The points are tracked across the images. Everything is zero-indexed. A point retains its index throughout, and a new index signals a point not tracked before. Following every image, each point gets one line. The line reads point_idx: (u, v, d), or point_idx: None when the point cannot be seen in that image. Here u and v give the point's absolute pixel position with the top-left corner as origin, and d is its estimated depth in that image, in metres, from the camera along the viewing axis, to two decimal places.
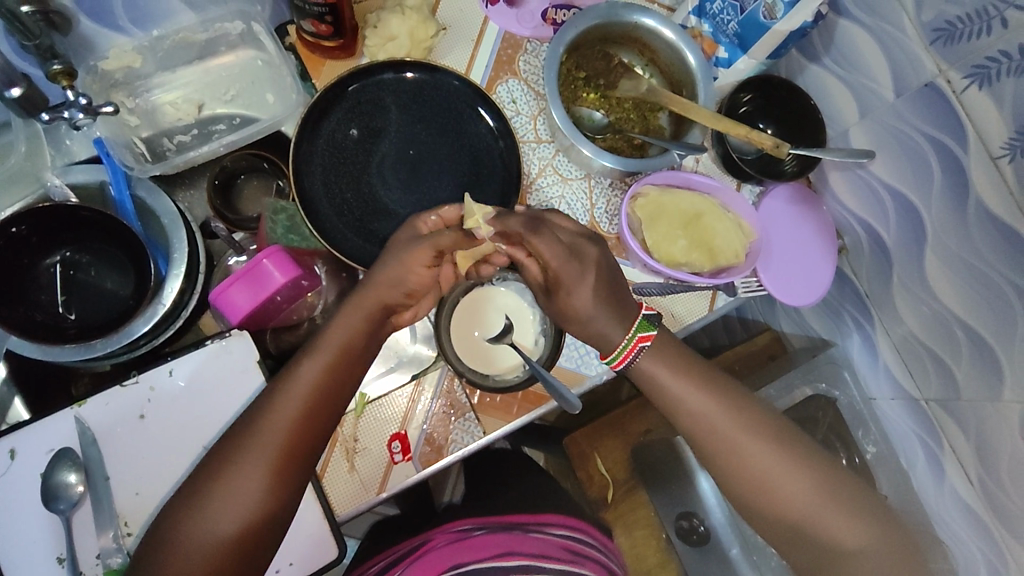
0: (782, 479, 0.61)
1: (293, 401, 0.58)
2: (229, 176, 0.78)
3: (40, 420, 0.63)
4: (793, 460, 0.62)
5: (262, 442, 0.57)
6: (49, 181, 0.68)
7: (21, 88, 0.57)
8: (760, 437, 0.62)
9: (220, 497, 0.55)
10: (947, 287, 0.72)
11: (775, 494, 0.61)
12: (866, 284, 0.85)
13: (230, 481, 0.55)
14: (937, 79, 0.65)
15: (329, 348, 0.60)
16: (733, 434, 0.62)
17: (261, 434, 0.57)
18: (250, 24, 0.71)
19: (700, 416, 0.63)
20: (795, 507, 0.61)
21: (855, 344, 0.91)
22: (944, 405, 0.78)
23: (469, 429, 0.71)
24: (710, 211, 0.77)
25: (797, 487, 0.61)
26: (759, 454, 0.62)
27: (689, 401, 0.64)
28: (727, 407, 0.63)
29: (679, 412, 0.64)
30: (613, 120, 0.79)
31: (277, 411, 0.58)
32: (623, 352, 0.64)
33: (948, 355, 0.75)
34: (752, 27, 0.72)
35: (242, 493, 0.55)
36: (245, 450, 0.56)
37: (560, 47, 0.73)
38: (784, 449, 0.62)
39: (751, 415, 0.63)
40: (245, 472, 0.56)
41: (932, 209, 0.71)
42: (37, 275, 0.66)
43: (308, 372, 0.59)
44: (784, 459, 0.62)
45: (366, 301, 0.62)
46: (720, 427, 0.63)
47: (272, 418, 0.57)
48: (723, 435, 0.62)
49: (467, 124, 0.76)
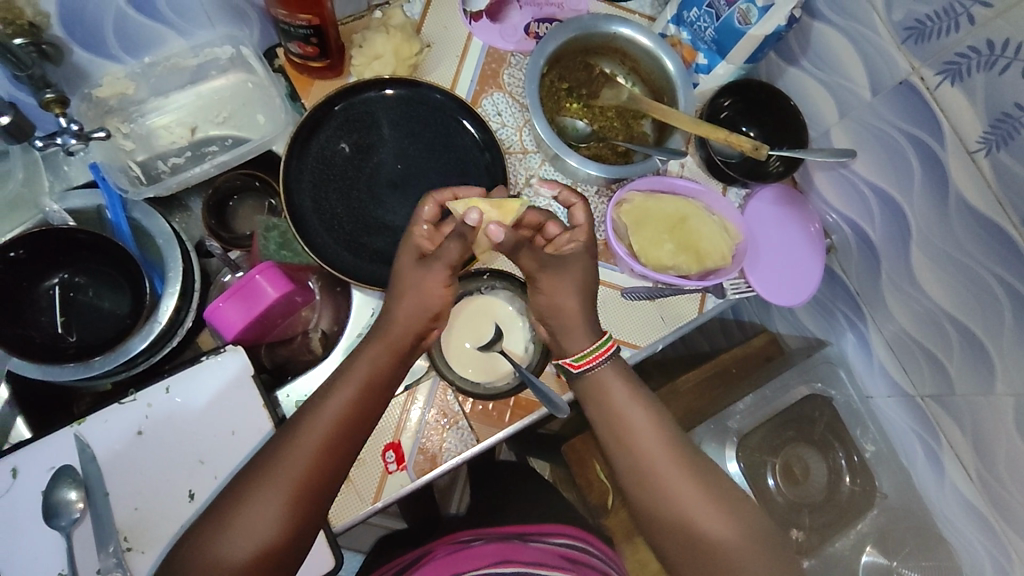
0: (703, 514, 0.63)
1: (315, 433, 0.60)
2: (222, 198, 0.79)
3: (40, 438, 0.65)
4: (715, 501, 0.63)
5: (283, 471, 0.58)
6: (47, 207, 0.70)
7: (10, 116, 0.59)
8: (686, 473, 0.65)
9: (238, 525, 0.56)
10: (935, 283, 0.72)
11: (693, 529, 0.62)
12: (855, 281, 0.84)
13: (250, 510, 0.56)
14: (911, 77, 0.66)
15: (353, 383, 0.63)
16: (663, 464, 0.65)
17: (284, 465, 0.58)
18: (239, 48, 0.73)
19: (634, 441, 0.66)
20: (704, 532, 0.62)
21: (849, 342, 0.90)
22: (939, 400, 0.77)
23: (462, 437, 0.72)
24: (695, 214, 0.78)
25: (718, 524, 0.62)
26: (684, 490, 0.64)
27: (626, 411, 0.67)
28: (660, 439, 0.66)
29: (613, 422, 0.67)
30: (596, 129, 0.80)
31: (305, 439, 0.59)
32: (591, 355, 0.68)
33: (939, 350, 0.75)
34: (728, 34, 0.74)
35: (261, 522, 0.56)
36: (267, 480, 0.57)
37: (541, 59, 0.74)
38: (708, 488, 0.64)
39: (679, 446, 0.66)
40: (266, 500, 0.57)
41: (914, 204, 0.71)
42: (36, 297, 0.68)
43: (333, 405, 0.61)
44: (707, 496, 0.64)
45: (390, 337, 0.66)
46: (652, 457, 0.65)
47: (294, 448, 0.59)
48: (653, 463, 0.65)
49: (452, 137, 0.78)
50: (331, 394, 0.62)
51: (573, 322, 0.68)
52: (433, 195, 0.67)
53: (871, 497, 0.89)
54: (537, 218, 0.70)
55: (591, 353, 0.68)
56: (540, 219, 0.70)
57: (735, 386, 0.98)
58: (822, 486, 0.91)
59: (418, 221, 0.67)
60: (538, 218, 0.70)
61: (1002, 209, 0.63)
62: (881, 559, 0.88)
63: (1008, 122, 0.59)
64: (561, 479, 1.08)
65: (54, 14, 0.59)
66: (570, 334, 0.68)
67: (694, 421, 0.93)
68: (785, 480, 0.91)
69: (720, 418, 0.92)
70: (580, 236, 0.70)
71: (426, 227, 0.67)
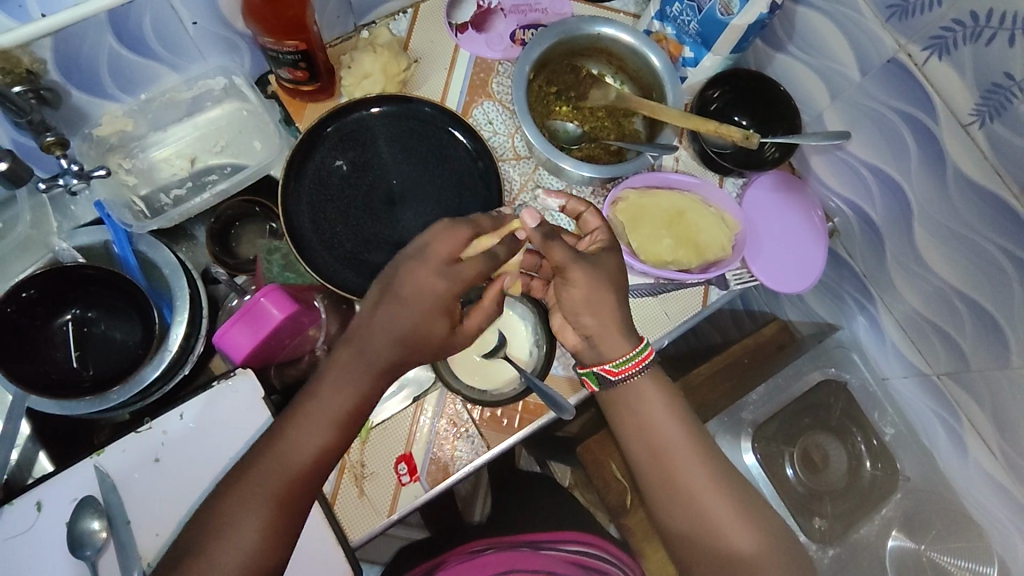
0: (727, 526, 0.63)
1: (295, 447, 0.59)
2: (226, 224, 0.81)
3: (62, 471, 0.67)
4: (743, 515, 0.63)
5: (273, 483, 0.58)
6: (58, 246, 0.73)
7: (7, 163, 0.60)
8: (716, 487, 0.64)
9: (230, 537, 0.56)
10: (939, 258, 0.72)
11: (714, 537, 0.62)
12: (862, 263, 0.83)
13: (233, 526, 0.56)
14: (899, 54, 0.65)
15: (333, 393, 0.60)
16: (688, 473, 0.64)
17: (264, 480, 0.58)
18: (232, 78, 0.76)
19: (659, 448, 0.65)
20: (727, 542, 0.62)
21: (860, 325, 0.89)
22: (956, 377, 0.76)
23: (473, 445, 0.73)
24: (692, 207, 0.78)
25: (739, 535, 0.62)
26: (713, 503, 0.63)
27: (651, 418, 0.66)
28: (686, 447, 0.65)
29: (635, 429, 0.67)
30: (588, 130, 0.80)
31: (297, 450, 0.59)
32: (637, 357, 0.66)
33: (951, 327, 0.74)
34: (712, 26, 0.73)
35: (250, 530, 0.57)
36: (250, 497, 0.57)
37: (526, 66, 0.75)
38: (733, 499, 0.64)
39: (705, 457, 0.65)
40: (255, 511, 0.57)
41: (913, 180, 0.70)
42: (51, 335, 0.70)
43: (313, 419, 0.59)
44: (729, 507, 0.63)
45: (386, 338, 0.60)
46: (682, 469, 0.64)
47: (274, 463, 0.58)
48: (678, 471, 0.64)
49: (444, 148, 0.79)
50: (310, 407, 0.60)
51: (597, 324, 0.66)
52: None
53: (894, 480, 0.88)
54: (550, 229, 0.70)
55: (631, 359, 0.66)
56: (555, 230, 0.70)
57: (748, 380, 0.95)
58: (843, 472, 0.89)
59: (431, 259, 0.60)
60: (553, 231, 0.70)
61: (1001, 180, 0.62)
62: (908, 543, 0.87)
63: (999, 92, 0.59)
64: (580, 481, 1.07)
65: (50, 60, 0.62)
66: (607, 334, 0.66)
67: (707, 416, 0.91)
68: (804, 468, 0.89)
69: (734, 411, 0.91)
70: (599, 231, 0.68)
71: None
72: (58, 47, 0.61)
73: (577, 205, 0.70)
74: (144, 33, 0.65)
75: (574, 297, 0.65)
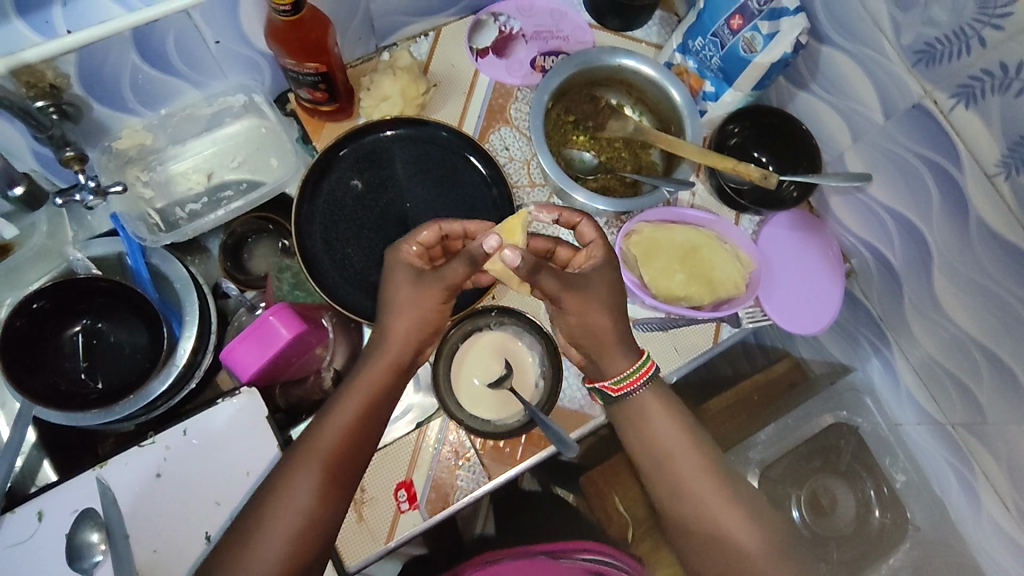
0: (721, 512, 0.62)
1: (309, 471, 0.59)
2: (239, 239, 0.82)
3: (64, 482, 0.67)
4: (746, 513, 0.63)
5: (290, 500, 0.58)
6: (72, 256, 0.74)
7: (22, 186, 0.64)
8: (726, 495, 0.63)
9: (252, 553, 0.56)
10: (959, 307, 0.70)
11: (708, 523, 0.62)
12: (878, 306, 0.81)
13: (255, 558, 0.56)
14: (924, 100, 0.64)
15: (342, 422, 0.61)
16: (685, 461, 0.64)
17: (278, 516, 0.58)
18: (251, 96, 0.76)
19: (657, 437, 0.65)
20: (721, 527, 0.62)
21: (874, 368, 0.86)
22: (971, 429, 0.74)
23: (474, 474, 0.72)
24: (706, 243, 0.77)
25: (732, 520, 0.62)
26: (716, 500, 0.63)
27: (652, 409, 0.66)
28: (686, 440, 0.65)
29: (635, 419, 0.66)
30: (604, 160, 0.80)
31: (307, 463, 0.60)
32: (634, 375, 0.65)
33: (968, 378, 0.72)
34: (733, 62, 0.73)
35: (270, 545, 0.57)
36: (271, 524, 0.57)
37: (545, 94, 0.75)
38: (728, 488, 0.64)
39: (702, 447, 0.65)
40: (273, 527, 0.57)
41: (935, 227, 0.69)
42: (61, 344, 0.70)
43: (322, 445, 0.60)
44: (724, 496, 0.63)
45: (387, 356, 0.64)
46: (685, 468, 0.64)
47: (289, 492, 0.59)
48: (676, 457, 0.64)
49: (459, 173, 0.79)
50: (322, 427, 0.61)
51: (593, 347, 0.64)
52: (434, 223, 0.67)
53: (903, 531, 0.85)
54: (545, 244, 0.70)
55: (631, 375, 0.64)
56: (550, 244, 0.70)
57: (758, 418, 0.94)
58: (851, 518, 0.88)
59: (410, 241, 0.67)
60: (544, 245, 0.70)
61: None
62: None
63: None
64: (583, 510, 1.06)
65: (73, 75, 0.62)
66: (604, 355, 0.64)
67: None
68: (810, 512, 0.88)
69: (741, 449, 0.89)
70: (595, 249, 0.66)
71: (416, 247, 0.67)
72: (82, 62, 0.61)
73: (571, 215, 0.68)
74: (167, 50, 0.66)
75: (570, 323, 0.64)
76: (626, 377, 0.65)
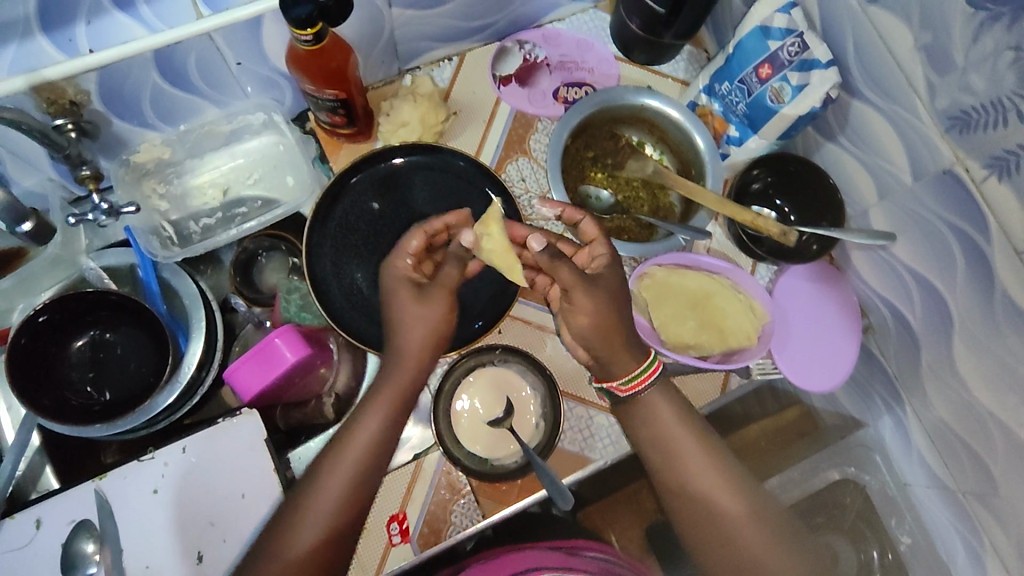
0: (722, 496, 0.62)
1: (347, 459, 0.58)
2: (250, 255, 0.81)
3: (63, 492, 0.68)
4: (746, 500, 0.62)
5: (331, 487, 0.57)
6: (85, 265, 0.75)
7: (31, 222, 0.65)
8: (730, 486, 0.62)
9: (291, 537, 0.55)
10: (977, 377, 0.67)
11: (708, 507, 0.61)
12: (894, 365, 0.79)
13: (288, 555, 0.54)
14: (955, 167, 0.62)
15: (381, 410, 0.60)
16: (686, 446, 0.64)
17: (317, 501, 0.56)
18: (271, 115, 0.76)
19: (659, 424, 0.65)
20: (723, 511, 0.61)
21: (886, 426, 0.83)
22: (982, 499, 0.71)
23: (469, 511, 0.72)
24: (720, 291, 0.76)
25: (731, 503, 0.61)
26: (716, 485, 0.62)
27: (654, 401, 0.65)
28: (687, 427, 0.65)
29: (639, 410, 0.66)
30: (620, 199, 0.78)
31: (346, 450, 0.59)
32: (640, 377, 0.64)
33: (983, 448, 0.69)
34: (760, 110, 0.72)
35: (309, 532, 0.55)
36: (299, 529, 0.55)
37: (565, 132, 0.73)
38: (730, 474, 0.63)
39: (705, 435, 0.65)
40: (313, 512, 0.56)
41: (957, 294, 0.66)
42: (68, 356, 0.71)
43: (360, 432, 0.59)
44: (725, 481, 0.62)
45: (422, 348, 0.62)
46: (687, 456, 0.63)
47: (328, 479, 0.57)
48: (678, 442, 0.64)
49: (474, 204, 0.78)
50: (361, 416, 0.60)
51: (604, 349, 0.63)
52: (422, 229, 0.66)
53: None
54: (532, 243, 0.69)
55: (639, 375, 0.64)
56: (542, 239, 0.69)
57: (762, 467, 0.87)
58: None
59: (402, 254, 0.65)
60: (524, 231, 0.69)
61: None
62: None
63: None
64: None
65: (94, 92, 0.62)
66: (616, 357, 0.63)
67: None
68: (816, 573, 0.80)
69: None
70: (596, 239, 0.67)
71: (410, 260, 0.66)
72: (103, 81, 0.61)
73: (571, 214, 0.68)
74: (188, 70, 0.66)
75: (581, 321, 0.63)
76: (632, 379, 0.64)
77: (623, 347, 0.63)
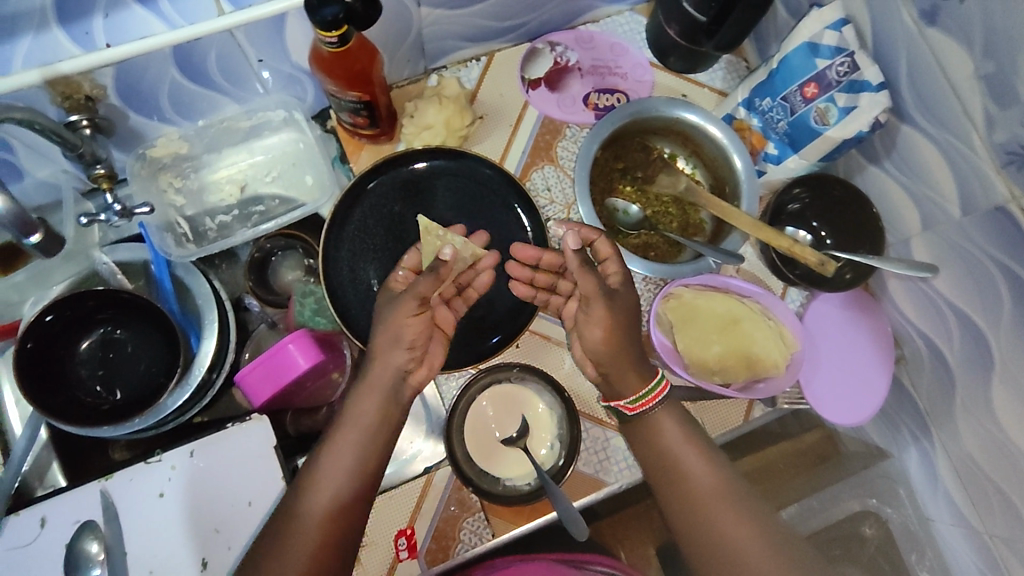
0: (745, 542, 0.56)
1: (366, 406, 0.60)
2: (266, 255, 0.80)
3: (68, 491, 0.67)
4: (774, 549, 0.55)
5: (352, 433, 0.59)
6: (98, 260, 0.74)
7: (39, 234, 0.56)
8: (756, 533, 0.56)
9: (318, 480, 0.57)
10: (1015, 420, 0.63)
11: (729, 554, 0.56)
12: (926, 400, 0.74)
13: (315, 499, 0.56)
14: (1010, 205, 0.58)
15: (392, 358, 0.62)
16: (706, 488, 0.59)
17: (339, 448, 0.59)
18: (292, 112, 0.74)
19: (677, 467, 0.61)
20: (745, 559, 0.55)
21: (913, 459, 0.77)
22: (1011, 544, 0.65)
23: (479, 530, 0.70)
24: (748, 314, 0.73)
25: (755, 550, 0.55)
26: (738, 530, 0.57)
27: (673, 446, 0.62)
28: (709, 468, 0.60)
29: (657, 454, 0.63)
30: (649, 214, 0.75)
31: (364, 397, 0.61)
32: (646, 398, 0.63)
33: (1016, 493, 0.64)
34: (803, 130, 0.68)
35: (335, 474, 0.57)
36: (324, 473, 0.58)
37: (595, 143, 0.70)
38: (756, 521, 0.57)
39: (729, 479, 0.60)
40: (336, 454, 0.58)
41: (1001, 333, 0.62)
42: (77, 354, 0.70)
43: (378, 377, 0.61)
44: (750, 528, 0.57)
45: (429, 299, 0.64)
46: (707, 502, 0.58)
47: (349, 424, 0.60)
48: (696, 485, 0.60)
49: (496, 213, 0.76)
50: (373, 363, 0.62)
51: (611, 364, 0.63)
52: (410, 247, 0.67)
53: None
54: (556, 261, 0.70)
55: (650, 392, 0.63)
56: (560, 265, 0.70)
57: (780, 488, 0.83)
58: None
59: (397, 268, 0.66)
60: (531, 253, 0.69)
61: None
62: None
63: None
64: None
65: (109, 87, 0.60)
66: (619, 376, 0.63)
67: None
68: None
69: None
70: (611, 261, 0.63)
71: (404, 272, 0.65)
72: (120, 76, 0.59)
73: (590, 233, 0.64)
74: (207, 66, 0.63)
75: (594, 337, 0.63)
76: (642, 397, 0.63)
77: (631, 364, 0.63)
